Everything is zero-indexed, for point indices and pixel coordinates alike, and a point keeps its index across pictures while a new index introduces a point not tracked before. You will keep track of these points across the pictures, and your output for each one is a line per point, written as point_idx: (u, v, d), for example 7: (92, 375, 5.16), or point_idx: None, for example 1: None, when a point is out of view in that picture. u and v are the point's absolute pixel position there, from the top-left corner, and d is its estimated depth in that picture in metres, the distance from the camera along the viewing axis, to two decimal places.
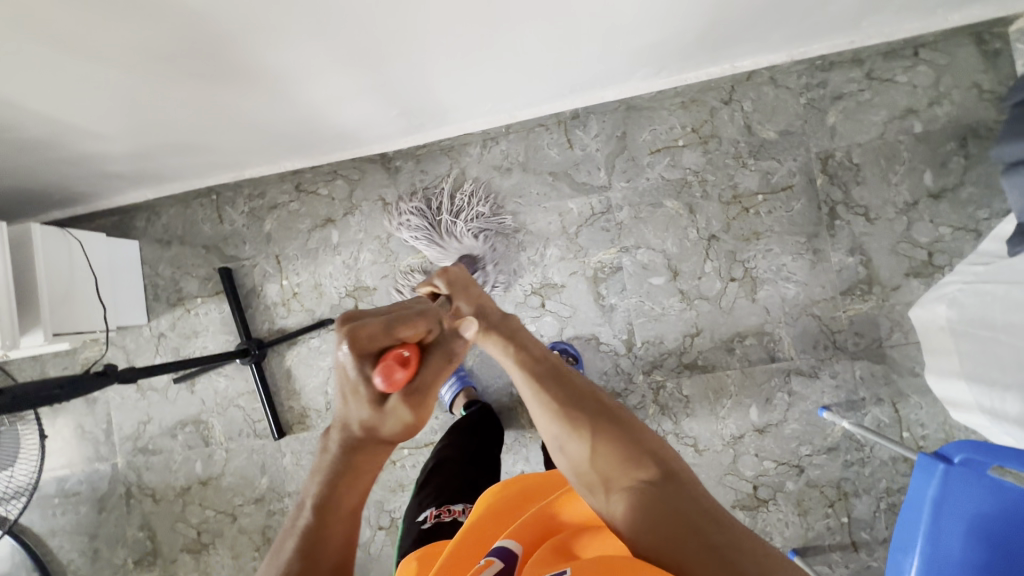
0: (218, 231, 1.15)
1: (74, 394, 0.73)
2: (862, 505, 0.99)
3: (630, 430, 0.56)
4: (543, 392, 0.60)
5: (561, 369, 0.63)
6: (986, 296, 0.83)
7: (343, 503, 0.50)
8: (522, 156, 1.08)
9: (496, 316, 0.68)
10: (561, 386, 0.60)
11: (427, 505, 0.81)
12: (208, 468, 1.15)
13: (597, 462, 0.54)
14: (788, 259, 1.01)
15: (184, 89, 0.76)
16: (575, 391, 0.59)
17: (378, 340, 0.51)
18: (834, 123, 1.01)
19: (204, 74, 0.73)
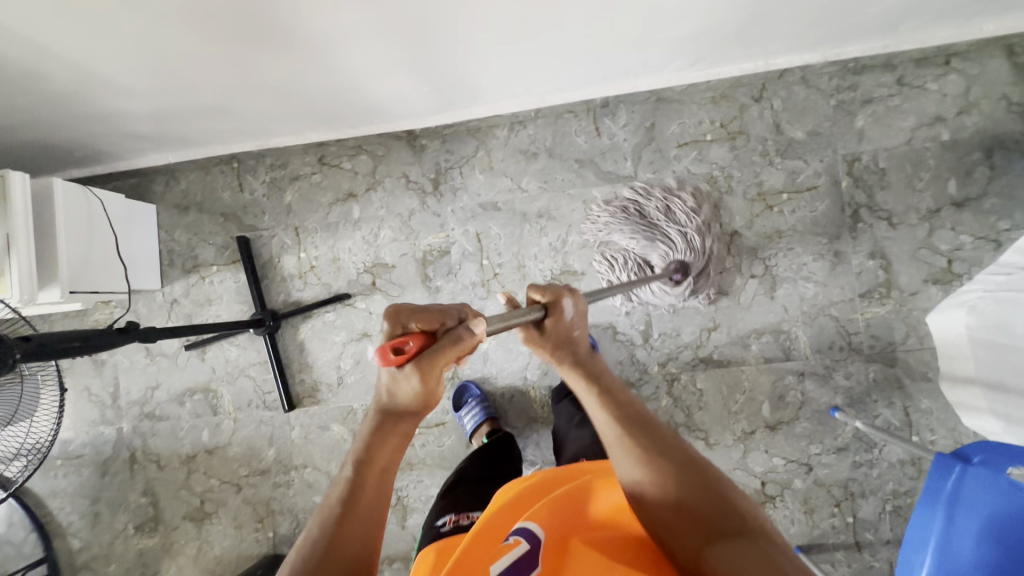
0: (237, 200, 1.14)
1: (97, 349, 0.72)
2: (869, 506, 1.00)
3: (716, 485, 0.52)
4: (627, 433, 0.57)
5: (648, 418, 0.60)
6: (1009, 302, 0.83)
7: (375, 462, 0.51)
8: (549, 141, 1.07)
9: (584, 356, 0.68)
10: (646, 431, 0.58)
11: (446, 510, 0.82)
12: (215, 437, 1.14)
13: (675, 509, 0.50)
14: (809, 259, 1.02)
15: (224, 48, 0.75)
16: (663, 440, 0.57)
17: (401, 320, 0.52)
18: (862, 127, 1.01)
19: (241, 32, 0.72)
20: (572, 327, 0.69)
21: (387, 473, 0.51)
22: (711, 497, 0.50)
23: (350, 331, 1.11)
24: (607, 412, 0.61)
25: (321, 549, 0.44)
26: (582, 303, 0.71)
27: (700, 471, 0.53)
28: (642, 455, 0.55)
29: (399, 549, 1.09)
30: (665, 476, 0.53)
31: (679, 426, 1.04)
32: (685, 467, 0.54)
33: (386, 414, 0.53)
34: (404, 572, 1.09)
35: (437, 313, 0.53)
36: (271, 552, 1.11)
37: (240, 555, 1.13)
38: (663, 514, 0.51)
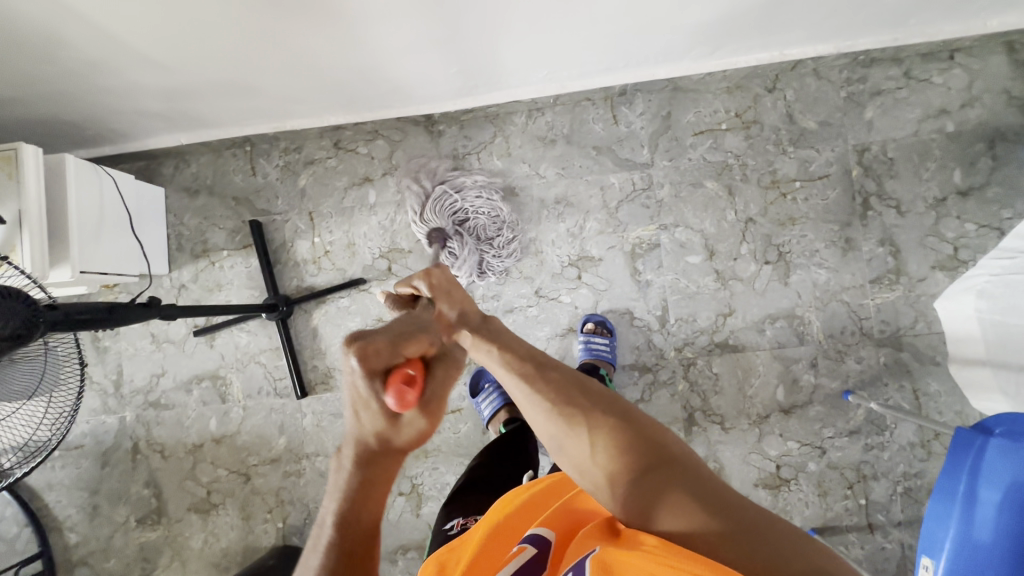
0: (250, 183, 1.13)
1: (123, 321, 0.70)
2: (880, 488, 1.01)
3: (628, 420, 0.56)
4: (537, 389, 0.59)
5: (549, 361, 0.62)
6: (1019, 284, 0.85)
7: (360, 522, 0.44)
8: (567, 128, 1.08)
9: (475, 321, 0.63)
10: (553, 379, 0.59)
11: (456, 512, 0.79)
12: (223, 425, 1.12)
13: (598, 461, 0.54)
14: (821, 246, 1.04)
15: (253, 19, 0.74)
16: (571, 386, 0.59)
17: (383, 358, 0.48)
18: (871, 118, 1.05)
19: (285, 4, 0.71)
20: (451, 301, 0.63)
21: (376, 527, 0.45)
22: (626, 439, 0.54)
23: (364, 317, 1.10)
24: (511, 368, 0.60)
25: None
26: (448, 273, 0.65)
27: (613, 413, 0.57)
28: (557, 411, 0.57)
29: (413, 538, 1.07)
30: (586, 430, 0.56)
31: (695, 411, 1.05)
32: (598, 412, 0.57)
33: (370, 458, 0.46)
34: (418, 561, 1.07)
35: (422, 336, 0.52)
36: (280, 543, 1.09)
37: (248, 547, 1.10)
38: (590, 466, 0.54)
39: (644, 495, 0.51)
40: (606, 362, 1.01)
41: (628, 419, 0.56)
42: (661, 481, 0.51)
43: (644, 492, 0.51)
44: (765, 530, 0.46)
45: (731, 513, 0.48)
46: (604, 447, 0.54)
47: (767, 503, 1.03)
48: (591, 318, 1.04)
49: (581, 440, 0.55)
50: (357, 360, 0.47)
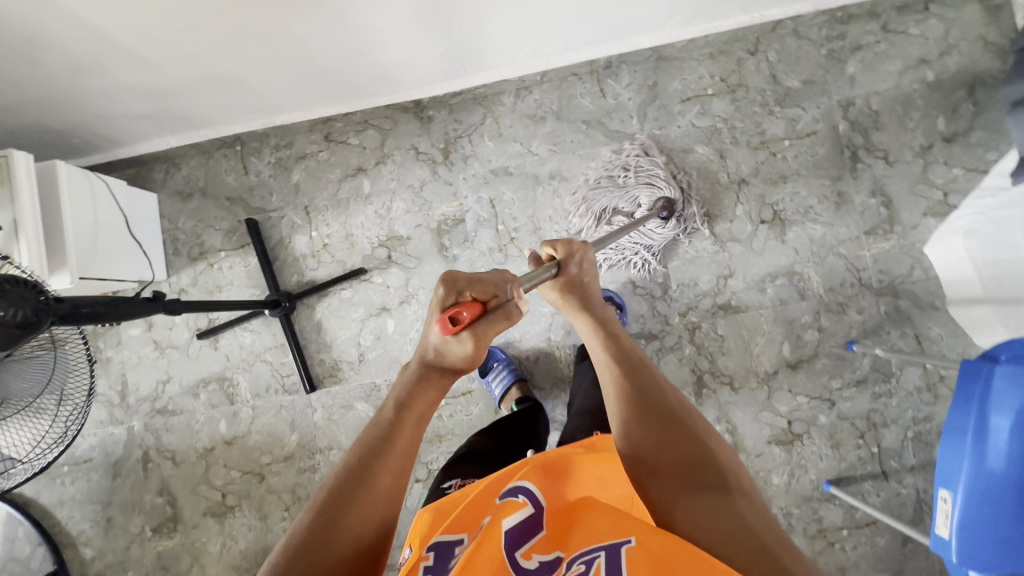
0: (242, 182, 1.13)
1: (135, 315, 0.70)
2: (891, 435, 1.03)
3: (699, 435, 0.57)
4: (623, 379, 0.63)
5: (644, 364, 0.66)
6: (1005, 220, 0.87)
7: (412, 409, 0.57)
8: (555, 105, 1.09)
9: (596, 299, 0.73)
10: (641, 377, 0.63)
11: (454, 473, 0.81)
12: (233, 426, 1.11)
13: (659, 455, 0.56)
14: (814, 201, 1.06)
15: (236, 7, 0.74)
16: (655, 388, 0.62)
17: (457, 287, 0.57)
18: (853, 73, 1.06)
19: None
20: (584, 273, 0.74)
21: (423, 420, 0.57)
22: (694, 449, 0.56)
23: (368, 307, 1.10)
24: (607, 355, 0.67)
25: (351, 480, 0.50)
26: (592, 256, 0.75)
27: (686, 421, 0.58)
28: (629, 401, 0.61)
29: None
30: (650, 424, 0.58)
31: (704, 373, 1.06)
32: (669, 416, 0.59)
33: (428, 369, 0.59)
34: None
35: (492, 284, 0.58)
36: None
37: (267, 547, 1.09)
38: (645, 455, 0.56)
39: (683, 497, 0.51)
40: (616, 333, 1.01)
41: (699, 432, 0.57)
42: (709, 493, 0.51)
43: (687, 495, 0.51)
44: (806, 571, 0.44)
45: (783, 545, 0.46)
46: (667, 446, 0.56)
47: (781, 459, 1.05)
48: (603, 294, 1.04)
49: (649, 434, 0.57)
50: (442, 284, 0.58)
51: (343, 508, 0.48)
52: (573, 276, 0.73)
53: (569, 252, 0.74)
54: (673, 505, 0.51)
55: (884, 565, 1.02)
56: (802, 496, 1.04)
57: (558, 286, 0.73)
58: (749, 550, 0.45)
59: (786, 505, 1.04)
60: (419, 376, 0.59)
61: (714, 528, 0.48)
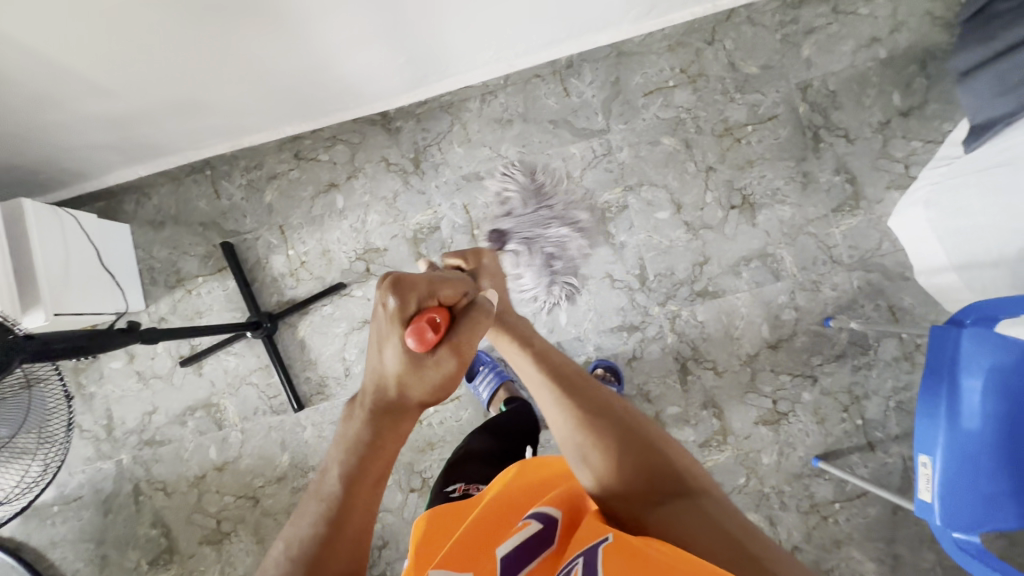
0: (214, 207, 1.13)
1: (106, 348, 0.70)
2: (874, 406, 1.05)
3: (652, 443, 0.60)
4: (568, 402, 0.65)
5: (584, 380, 0.68)
6: (959, 187, 0.88)
7: (367, 474, 0.51)
8: (521, 107, 1.10)
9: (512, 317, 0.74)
10: (584, 396, 0.65)
11: (456, 477, 0.81)
12: (223, 452, 1.10)
13: (621, 474, 0.58)
14: (781, 183, 1.08)
15: (195, 28, 0.74)
16: (602, 407, 0.64)
17: (416, 294, 0.51)
18: (809, 56, 1.09)
19: (227, 9, 0.72)
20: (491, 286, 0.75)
21: (381, 481, 0.52)
22: (652, 459, 0.58)
23: (350, 321, 1.10)
24: (545, 378, 0.68)
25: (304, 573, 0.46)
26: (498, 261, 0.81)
27: (639, 433, 0.61)
28: (582, 423, 0.62)
29: None
30: (605, 443, 0.60)
31: (687, 360, 1.07)
32: (622, 432, 0.61)
33: (386, 416, 0.51)
34: None
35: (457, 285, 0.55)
36: None
37: None
38: (607, 478, 0.58)
39: (655, 509, 0.54)
40: None
41: (655, 443, 0.60)
42: (677, 501, 0.54)
43: (658, 507, 0.54)
44: (775, 560, 0.47)
45: (756, 539, 0.49)
46: (626, 462, 0.58)
47: (770, 439, 1.06)
48: (600, 365, 1.04)
49: (605, 456, 0.59)
50: (394, 293, 0.51)
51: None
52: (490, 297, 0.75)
53: (478, 262, 0.78)
54: (648, 521, 0.53)
55: (876, 535, 1.04)
56: (792, 474, 1.05)
57: None
58: (723, 546, 0.49)
59: (778, 484, 1.06)
60: (372, 429, 0.51)
61: (689, 533, 0.50)
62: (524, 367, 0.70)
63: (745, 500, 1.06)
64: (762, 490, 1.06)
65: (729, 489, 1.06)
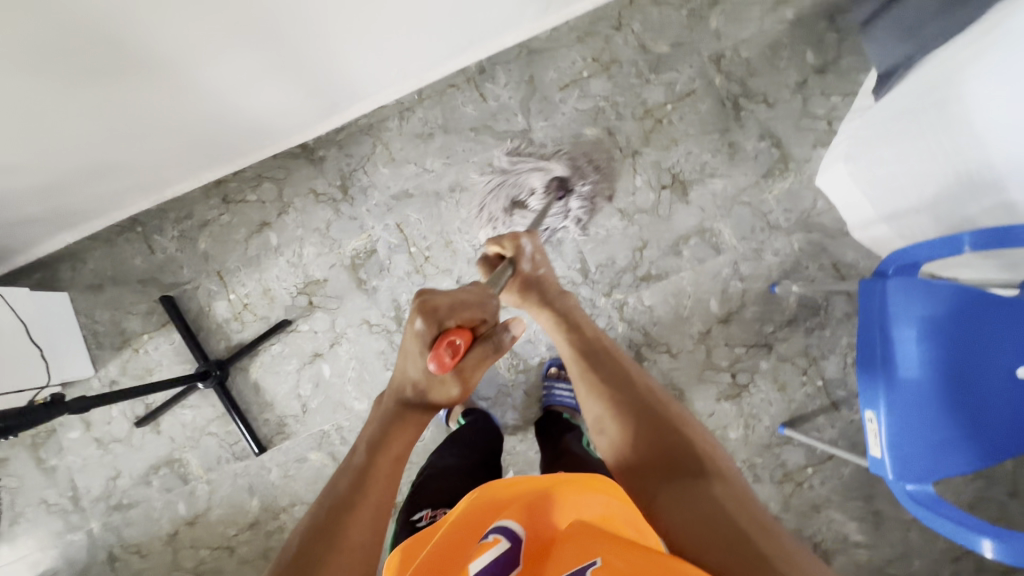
0: (150, 263, 1.12)
1: (51, 415, 0.73)
2: (833, 365, 1.05)
3: (671, 420, 0.61)
4: (596, 377, 0.68)
5: (617, 360, 0.70)
6: (870, 140, 0.88)
7: (389, 450, 0.58)
8: (440, 119, 1.10)
9: (555, 294, 0.79)
10: (612, 372, 0.68)
11: (422, 503, 0.78)
12: (192, 506, 1.09)
13: (632, 443, 0.59)
14: (708, 157, 1.07)
15: (93, 91, 0.74)
16: (628, 384, 0.66)
17: (438, 318, 0.62)
18: (717, 27, 1.08)
19: (110, 69, 0.71)
20: (538, 268, 0.80)
21: (400, 460, 0.59)
22: (667, 432, 0.59)
23: (300, 356, 1.10)
24: (579, 356, 0.71)
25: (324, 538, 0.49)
26: (543, 248, 0.81)
27: (662, 414, 0.62)
28: (607, 396, 0.65)
29: None
30: (623, 415, 0.63)
31: (641, 346, 1.07)
32: (642, 406, 0.63)
33: (404, 408, 0.62)
34: None
35: (476, 310, 0.64)
36: None
37: None
38: (620, 448, 0.60)
39: (658, 477, 0.54)
40: (572, 405, 1.03)
41: (677, 425, 0.60)
42: (681, 474, 0.54)
43: (666, 479, 0.54)
44: (771, 541, 0.45)
45: (755, 519, 0.47)
46: (637, 435, 0.60)
47: (734, 414, 1.06)
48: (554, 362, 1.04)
49: (622, 427, 0.62)
50: (421, 317, 0.62)
51: (317, 566, 0.47)
52: (531, 277, 0.79)
53: (517, 246, 0.78)
54: (648, 489, 0.54)
55: (855, 493, 1.03)
56: (762, 445, 1.05)
57: (516, 285, 0.79)
58: (714, 529, 0.47)
59: (748, 457, 1.05)
60: (395, 416, 0.62)
61: (682, 503, 0.50)
62: (563, 346, 0.75)
63: None
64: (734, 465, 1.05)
65: None
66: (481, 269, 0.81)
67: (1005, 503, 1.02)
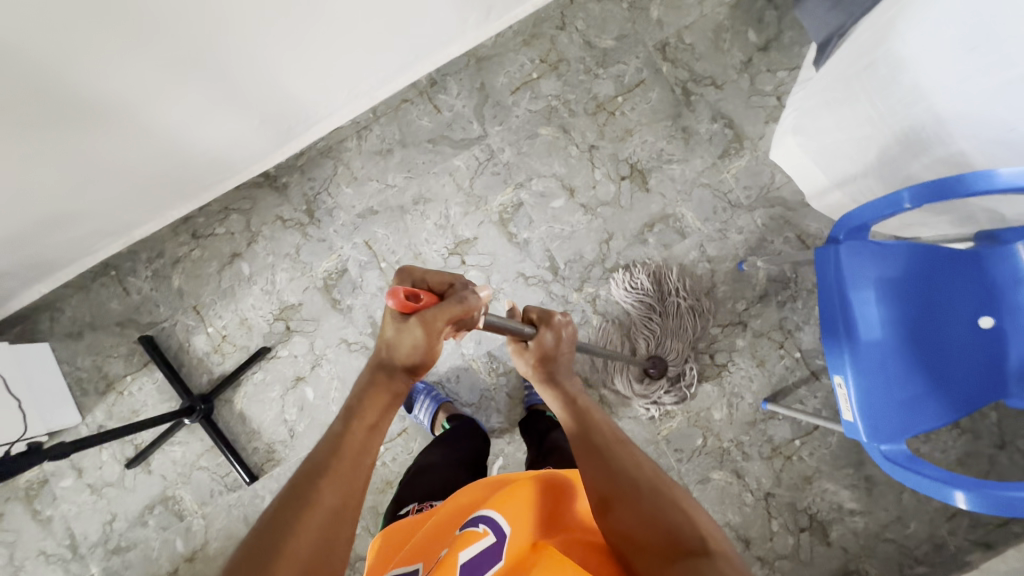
0: (127, 305, 1.13)
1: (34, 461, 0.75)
2: (808, 336, 1.05)
3: (679, 504, 0.52)
4: (596, 455, 0.57)
5: (620, 437, 0.60)
6: (809, 109, 0.88)
7: (363, 419, 0.53)
8: (398, 134, 1.11)
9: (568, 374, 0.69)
10: (617, 449, 0.57)
11: (408, 500, 0.77)
12: (190, 542, 1.10)
13: (638, 532, 0.50)
14: (664, 143, 1.09)
15: (45, 138, 0.74)
16: (631, 461, 0.56)
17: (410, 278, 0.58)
18: (659, 16, 1.10)
19: (54, 113, 0.71)
20: (560, 346, 0.69)
21: (376, 429, 0.54)
22: (675, 518, 0.50)
23: (282, 382, 1.11)
24: (579, 431, 0.61)
25: (294, 503, 0.46)
26: (573, 327, 0.72)
27: (667, 491, 0.53)
28: (609, 475, 0.55)
29: None
30: (626, 496, 0.53)
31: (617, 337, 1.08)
32: (648, 487, 0.53)
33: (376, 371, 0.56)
34: None
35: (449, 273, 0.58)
36: None
37: None
38: (624, 535, 0.51)
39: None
40: None
41: (683, 503, 0.52)
42: (694, 566, 0.46)
43: (674, 568, 0.46)
44: None
45: None
46: (641, 520, 0.51)
47: (716, 395, 1.06)
48: None
49: (626, 510, 0.52)
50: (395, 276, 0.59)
51: (285, 534, 0.44)
52: (549, 349, 0.68)
53: (547, 320, 0.69)
54: None
55: (844, 461, 1.04)
56: (747, 422, 1.05)
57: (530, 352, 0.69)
58: None
59: (735, 436, 1.06)
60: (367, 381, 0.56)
61: None
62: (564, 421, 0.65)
63: (707, 459, 1.06)
64: (722, 446, 1.06)
65: (690, 452, 1.06)
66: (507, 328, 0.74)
67: (994, 456, 1.02)
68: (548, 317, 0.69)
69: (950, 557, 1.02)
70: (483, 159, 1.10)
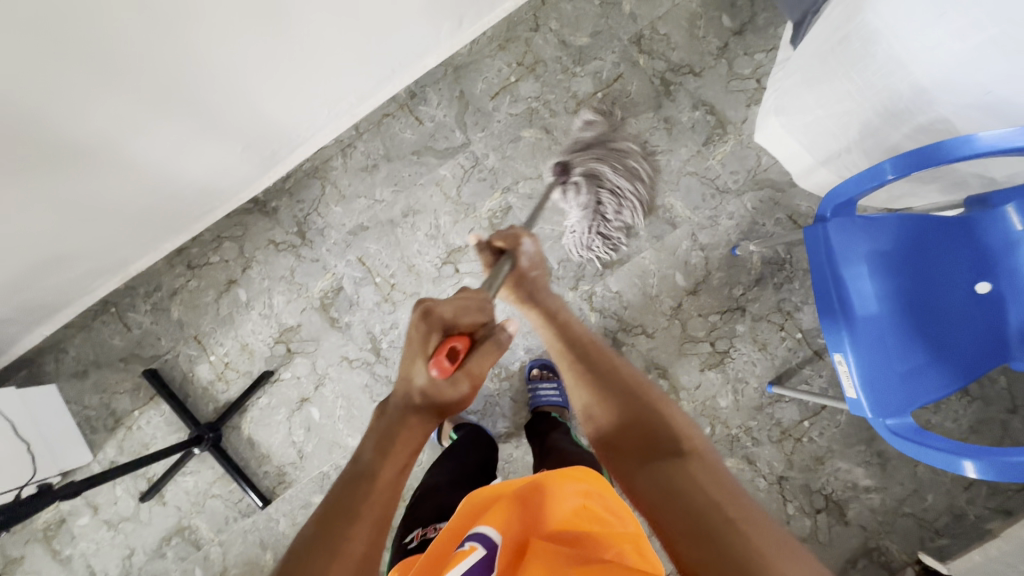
0: (128, 340, 1.14)
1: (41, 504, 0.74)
2: (808, 316, 1.05)
3: (655, 403, 0.55)
4: (579, 369, 0.62)
5: (603, 349, 0.64)
6: (788, 89, 0.88)
7: (394, 459, 0.52)
8: (382, 149, 1.12)
9: (545, 290, 0.73)
10: (598, 363, 0.62)
11: (415, 523, 0.75)
12: (209, 570, 1.10)
13: (617, 432, 0.55)
14: (647, 135, 1.09)
15: (38, 181, 0.75)
16: (612, 370, 0.60)
17: (438, 323, 0.57)
18: (632, 9, 1.10)
19: (39, 155, 0.72)
20: (535, 267, 0.73)
21: (405, 470, 0.53)
22: (650, 415, 0.53)
23: (288, 405, 1.11)
24: (561, 347, 0.66)
25: (319, 551, 0.44)
26: (541, 248, 0.75)
27: (645, 394, 0.56)
28: (591, 385, 0.60)
29: None
30: (608, 402, 0.58)
31: (616, 332, 1.08)
32: (626, 393, 0.57)
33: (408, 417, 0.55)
34: None
35: (477, 313, 0.59)
36: None
37: None
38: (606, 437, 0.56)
39: (640, 468, 0.49)
40: (557, 404, 1.03)
41: (656, 404, 0.54)
42: (660, 459, 0.49)
43: (643, 460, 0.50)
44: (755, 525, 0.41)
45: (736, 505, 0.42)
46: (620, 424, 0.55)
47: (720, 381, 1.06)
48: (534, 364, 1.07)
49: (607, 416, 0.57)
50: (421, 320, 0.57)
51: None
52: (524, 272, 0.72)
53: (517, 244, 0.72)
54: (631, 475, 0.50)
55: (855, 439, 1.03)
56: (753, 407, 1.05)
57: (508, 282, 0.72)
58: (691, 514, 0.42)
59: (742, 421, 1.05)
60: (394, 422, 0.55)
61: (663, 493, 0.46)
62: (548, 338, 0.69)
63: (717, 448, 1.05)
64: (730, 432, 1.05)
65: None
66: (482, 258, 0.76)
67: (1008, 421, 1.01)
68: (517, 241, 0.72)
69: (970, 527, 1.01)
70: (469, 166, 1.11)
